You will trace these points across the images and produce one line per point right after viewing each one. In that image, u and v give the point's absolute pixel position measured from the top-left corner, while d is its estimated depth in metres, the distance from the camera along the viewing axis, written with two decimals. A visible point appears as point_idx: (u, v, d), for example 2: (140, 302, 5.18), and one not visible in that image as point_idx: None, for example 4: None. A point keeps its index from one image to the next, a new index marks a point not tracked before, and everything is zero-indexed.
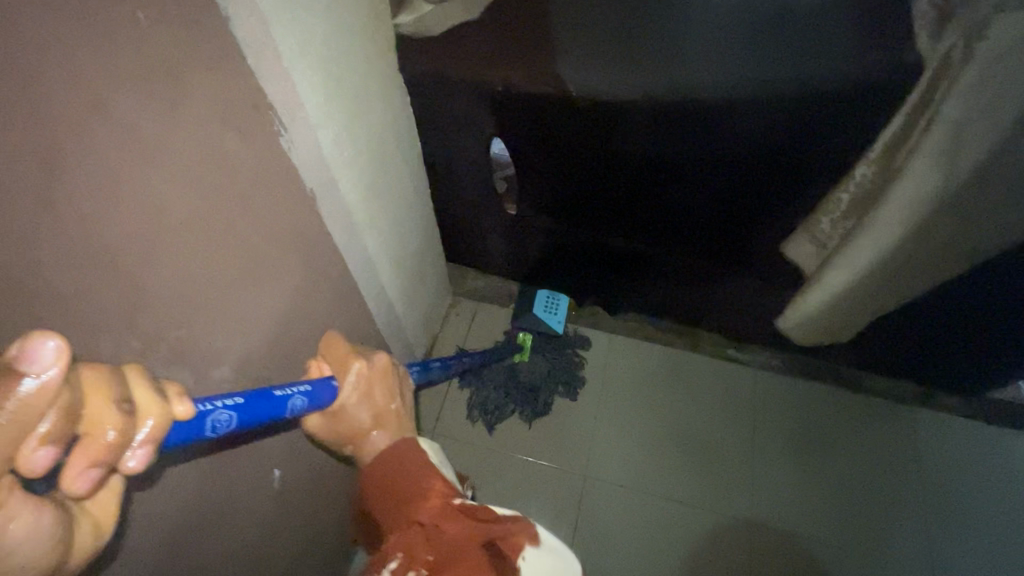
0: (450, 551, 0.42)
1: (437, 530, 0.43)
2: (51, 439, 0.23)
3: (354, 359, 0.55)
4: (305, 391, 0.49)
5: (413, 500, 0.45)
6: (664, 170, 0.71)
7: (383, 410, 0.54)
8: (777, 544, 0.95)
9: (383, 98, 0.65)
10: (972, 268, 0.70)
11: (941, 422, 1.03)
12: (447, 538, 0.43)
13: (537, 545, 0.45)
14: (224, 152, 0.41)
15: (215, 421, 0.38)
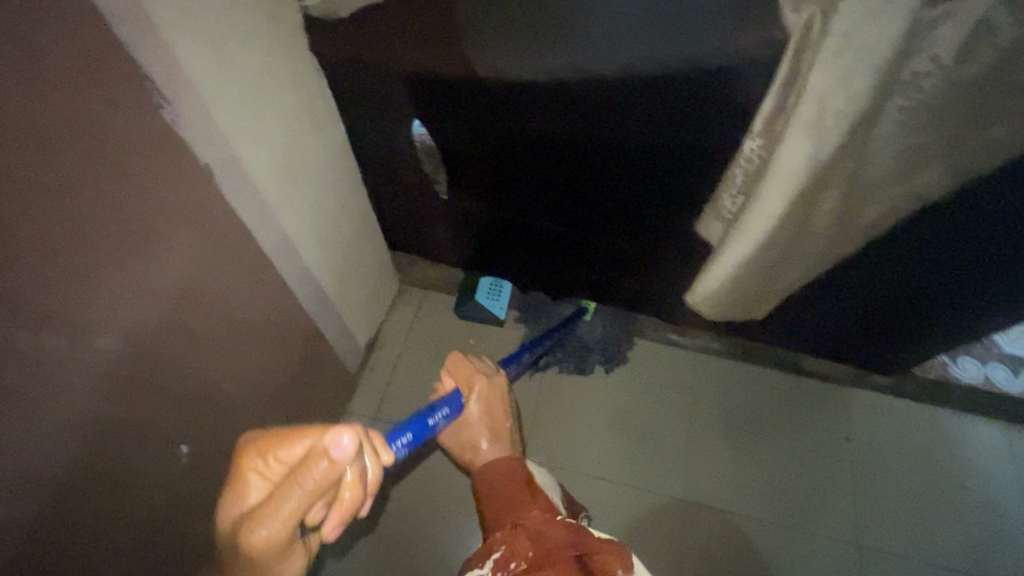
0: (547, 552, 0.46)
1: (539, 533, 0.49)
2: None
3: (477, 378, 0.72)
4: (446, 413, 0.63)
5: (523, 505, 0.54)
6: (575, 149, 0.72)
7: (497, 424, 0.70)
8: (709, 521, 0.97)
9: (292, 77, 0.66)
10: (875, 241, 0.73)
11: (871, 401, 1.06)
12: (547, 541, 0.48)
13: (629, 573, 0.48)
14: (92, 119, 0.42)
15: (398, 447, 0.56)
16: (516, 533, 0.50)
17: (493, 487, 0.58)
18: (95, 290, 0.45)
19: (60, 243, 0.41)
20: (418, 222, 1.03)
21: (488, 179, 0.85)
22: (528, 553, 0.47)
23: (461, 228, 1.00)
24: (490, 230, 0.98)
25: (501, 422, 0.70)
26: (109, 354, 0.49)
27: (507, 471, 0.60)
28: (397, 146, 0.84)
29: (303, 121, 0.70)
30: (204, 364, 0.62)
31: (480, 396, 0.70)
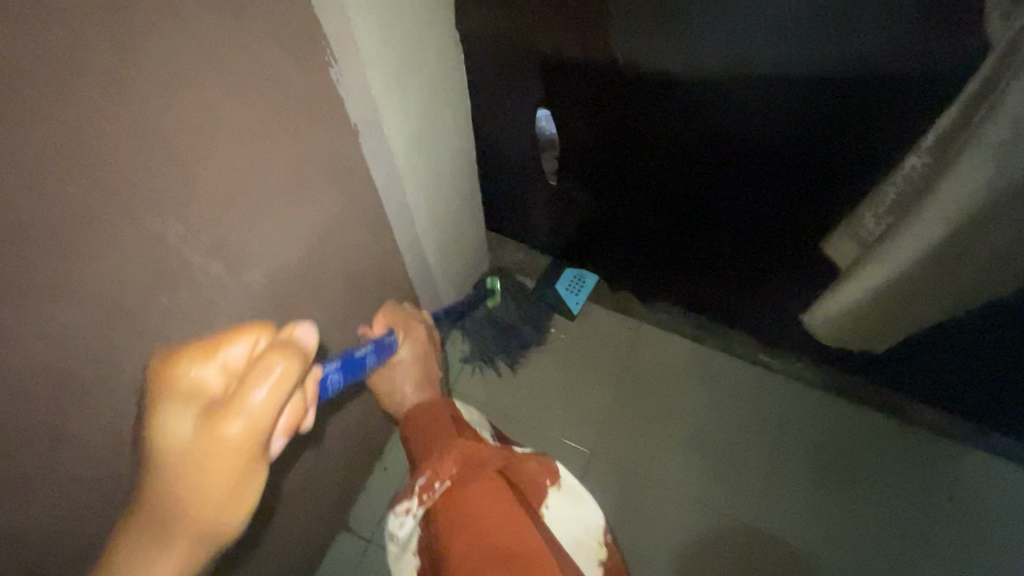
0: (476, 459, 0.53)
1: (464, 449, 0.54)
2: None
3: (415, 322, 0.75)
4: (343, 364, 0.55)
5: (447, 435, 0.57)
6: (705, 149, 0.70)
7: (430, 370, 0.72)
8: (778, 556, 0.92)
9: (437, 51, 0.68)
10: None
11: (984, 463, 0.95)
12: (473, 452, 0.54)
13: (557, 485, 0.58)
14: (277, 71, 0.45)
15: (320, 353, 0.46)
16: (445, 455, 0.54)
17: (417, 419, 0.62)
18: (253, 228, 0.49)
19: (234, 182, 0.45)
20: (520, 205, 1.03)
21: (605, 171, 0.84)
22: (452, 471, 0.52)
23: (563, 217, 1.00)
24: (592, 221, 0.97)
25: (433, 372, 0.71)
26: (253, 290, 0.53)
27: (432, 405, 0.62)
28: (515, 127, 0.85)
29: (440, 92, 0.72)
30: (322, 313, 0.66)
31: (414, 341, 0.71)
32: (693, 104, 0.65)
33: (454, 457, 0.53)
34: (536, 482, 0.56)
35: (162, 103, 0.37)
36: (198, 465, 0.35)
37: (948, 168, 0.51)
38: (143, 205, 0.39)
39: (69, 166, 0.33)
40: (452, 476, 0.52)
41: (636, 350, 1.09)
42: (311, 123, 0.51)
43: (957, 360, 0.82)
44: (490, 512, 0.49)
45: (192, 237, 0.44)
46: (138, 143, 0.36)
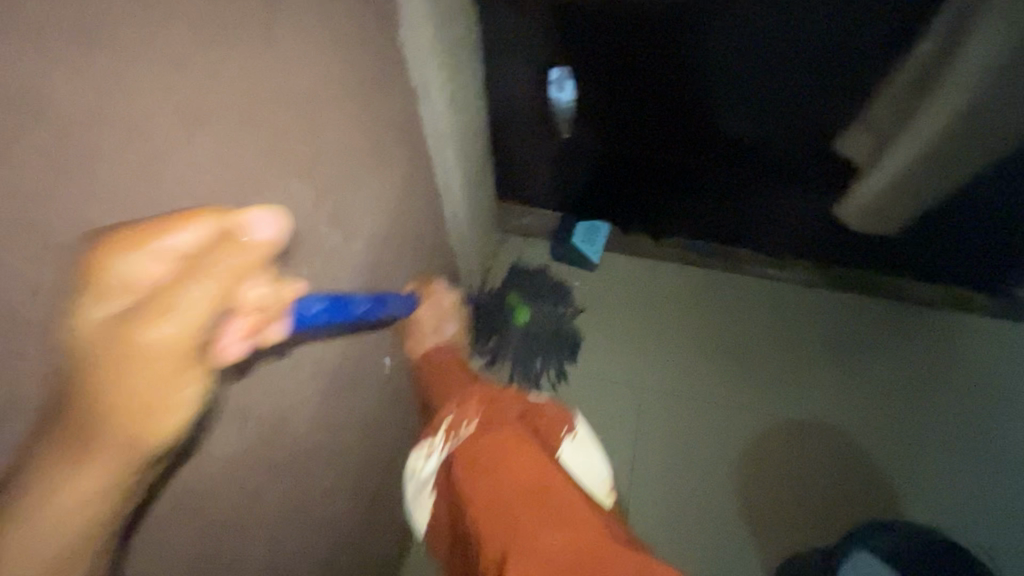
0: (518, 450, 0.54)
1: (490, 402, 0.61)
2: (241, 338, 0.34)
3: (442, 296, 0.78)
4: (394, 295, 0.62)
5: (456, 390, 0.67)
6: (725, 74, 0.75)
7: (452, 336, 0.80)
8: (824, 439, 1.02)
9: (462, 10, 0.69)
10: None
11: (975, 323, 1.08)
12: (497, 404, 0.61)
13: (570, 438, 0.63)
14: (362, 31, 0.46)
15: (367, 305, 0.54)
16: (484, 426, 0.58)
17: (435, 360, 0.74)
18: (353, 195, 0.50)
19: (341, 146, 0.46)
20: (528, 164, 1.05)
21: (624, 113, 0.87)
22: (480, 416, 0.60)
23: (571, 169, 1.03)
24: (606, 169, 1.00)
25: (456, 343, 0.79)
26: (356, 258, 0.53)
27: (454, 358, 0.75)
28: (527, 83, 0.86)
29: (465, 50, 0.73)
30: (397, 283, 0.66)
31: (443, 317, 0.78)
32: (715, 29, 0.70)
33: (511, 430, 0.57)
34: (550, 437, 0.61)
35: (294, 65, 0.37)
36: (148, 401, 0.27)
37: (965, 38, 0.58)
38: (285, 173, 0.38)
39: (238, 127, 0.33)
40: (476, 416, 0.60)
41: (659, 286, 1.15)
42: (383, 85, 0.52)
43: (948, 232, 0.93)
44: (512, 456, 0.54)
45: (318, 202, 0.44)
46: (282, 106, 0.37)
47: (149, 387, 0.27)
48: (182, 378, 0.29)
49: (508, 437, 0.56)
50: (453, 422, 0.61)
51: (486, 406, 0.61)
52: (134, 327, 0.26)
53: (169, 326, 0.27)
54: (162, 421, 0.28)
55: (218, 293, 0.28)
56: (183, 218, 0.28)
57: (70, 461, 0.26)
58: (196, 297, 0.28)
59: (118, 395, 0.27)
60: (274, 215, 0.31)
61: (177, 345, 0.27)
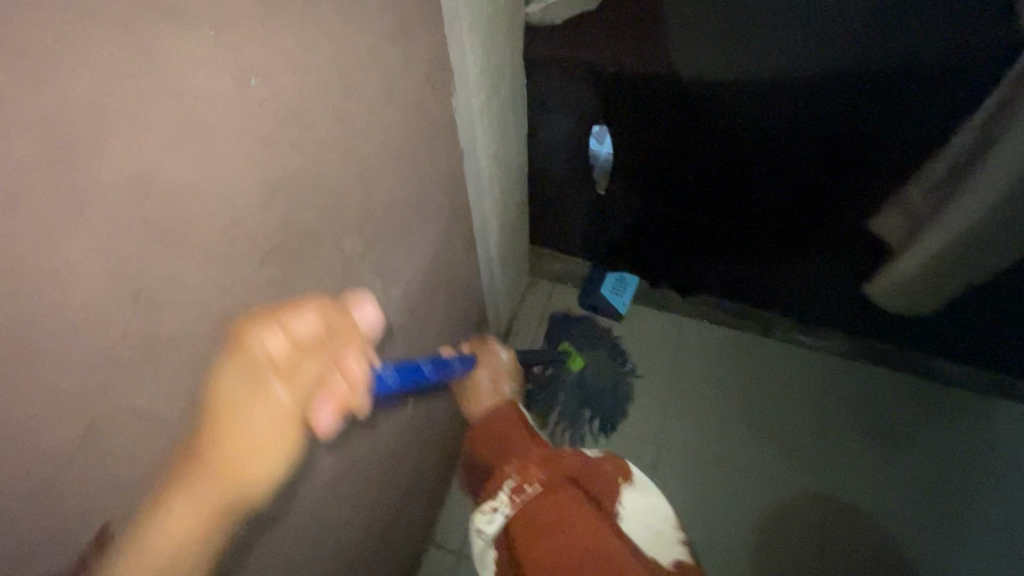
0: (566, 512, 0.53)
1: (556, 458, 0.60)
2: (332, 412, 0.39)
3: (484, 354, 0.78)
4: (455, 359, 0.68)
5: (512, 437, 0.64)
6: (759, 149, 0.78)
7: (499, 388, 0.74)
8: (850, 520, 0.98)
9: (512, 77, 0.75)
10: None
11: (1018, 414, 1.04)
12: (564, 462, 0.60)
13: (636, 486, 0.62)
14: (420, 103, 0.51)
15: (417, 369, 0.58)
16: (536, 481, 0.57)
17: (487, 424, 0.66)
18: (398, 246, 0.53)
19: (393, 205, 0.50)
20: (563, 215, 1.09)
21: (657, 175, 0.90)
22: (542, 472, 0.58)
23: (605, 223, 1.06)
24: (637, 227, 1.03)
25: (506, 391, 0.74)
26: (394, 304, 0.56)
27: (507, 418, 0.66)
28: (568, 142, 0.91)
29: (511, 110, 0.78)
30: (429, 326, 0.70)
31: (487, 367, 0.76)
32: (751, 108, 0.73)
33: (539, 458, 0.60)
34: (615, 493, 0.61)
35: (360, 136, 0.42)
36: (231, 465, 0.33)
37: (1002, 134, 0.59)
38: (342, 229, 0.43)
39: (307, 192, 0.37)
40: (540, 479, 0.57)
41: (685, 343, 1.15)
42: (435, 148, 0.57)
43: (987, 317, 0.91)
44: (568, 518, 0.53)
45: (368, 255, 0.48)
46: (346, 173, 0.41)
47: (255, 437, 0.34)
48: (284, 440, 0.36)
49: (572, 499, 0.55)
50: (516, 484, 0.58)
51: (548, 472, 0.58)
52: (260, 387, 0.34)
53: (284, 390, 0.35)
54: (251, 480, 0.34)
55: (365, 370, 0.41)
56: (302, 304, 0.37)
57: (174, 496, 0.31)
58: (299, 394, 0.36)
59: (242, 437, 0.33)
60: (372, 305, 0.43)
61: (282, 410, 0.35)
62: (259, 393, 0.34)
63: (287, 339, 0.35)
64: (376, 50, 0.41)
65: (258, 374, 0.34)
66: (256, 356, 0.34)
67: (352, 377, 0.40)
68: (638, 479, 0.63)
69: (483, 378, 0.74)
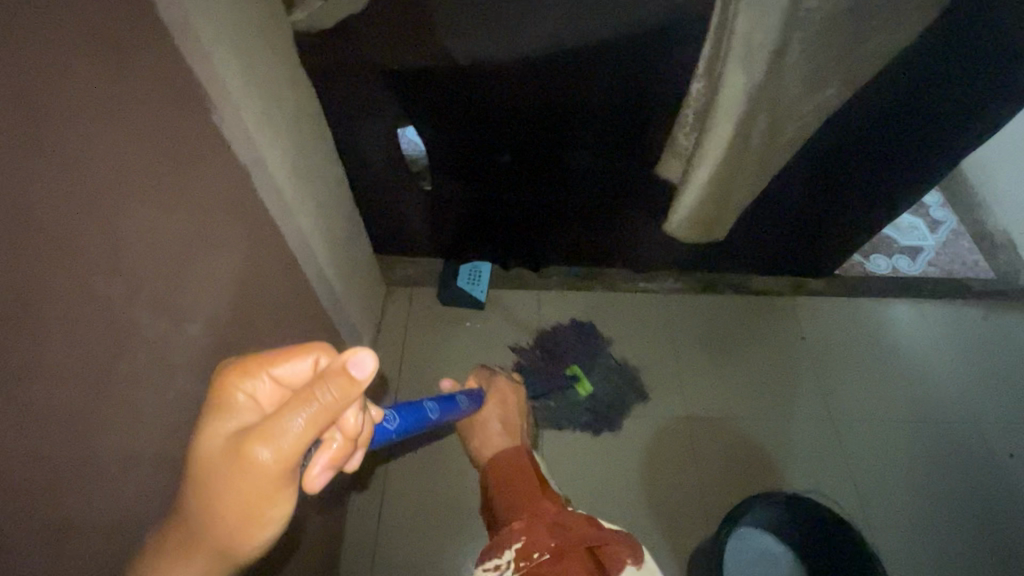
0: None
1: (569, 539, 0.60)
2: (325, 468, 0.46)
3: (493, 381, 0.95)
4: (460, 397, 0.82)
5: (523, 499, 0.70)
6: (551, 118, 0.84)
7: (508, 420, 0.90)
8: (712, 429, 1.10)
9: (293, 86, 0.72)
10: (812, 145, 0.89)
11: (816, 304, 1.25)
12: (573, 535, 0.61)
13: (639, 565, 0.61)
14: (169, 120, 0.47)
15: (424, 410, 0.71)
16: (539, 527, 0.63)
17: (501, 463, 0.77)
18: (184, 280, 0.49)
19: (163, 236, 0.46)
20: (401, 218, 1.08)
21: (474, 160, 0.93)
22: (551, 540, 0.61)
23: (442, 217, 1.08)
24: (472, 214, 1.06)
25: (515, 424, 0.89)
26: (199, 342, 0.51)
27: (508, 448, 0.81)
28: (381, 144, 0.90)
29: (303, 121, 0.76)
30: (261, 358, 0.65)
31: (495, 398, 0.92)
32: (531, 81, 0.78)
33: (547, 526, 0.63)
34: (618, 564, 0.60)
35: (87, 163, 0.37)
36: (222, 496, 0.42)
37: (720, 81, 0.69)
38: (90, 270, 0.37)
39: (21, 230, 0.32)
40: (549, 546, 0.60)
41: (547, 314, 1.20)
42: (208, 168, 0.53)
43: (768, 229, 1.09)
44: None
45: (139, 295, 0.43)
46: (78, 208, 0.36)
47: (252, 492, 0.42)
48: (280, 493, 0.43)
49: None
50: (522, 548, 0.60)
51: (555, 537, 0.61)
52: (245, 452, 0.40)
53: (265, 452, 0.40)
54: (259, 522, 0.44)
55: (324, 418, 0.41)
56: (302, 353, 0.46)
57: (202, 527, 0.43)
58: (286, 461, 0.40)
59: (234, 488, 0.42)
60: (370, 357, 0.41)
61: (269, 475, 0.41)
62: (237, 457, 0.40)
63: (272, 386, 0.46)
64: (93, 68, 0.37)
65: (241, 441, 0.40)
66: (235, 415, 0.44)
67: (346, 430, 0.46)
68: (644, 563, 0.61)
69: (491, 410, 0.90)
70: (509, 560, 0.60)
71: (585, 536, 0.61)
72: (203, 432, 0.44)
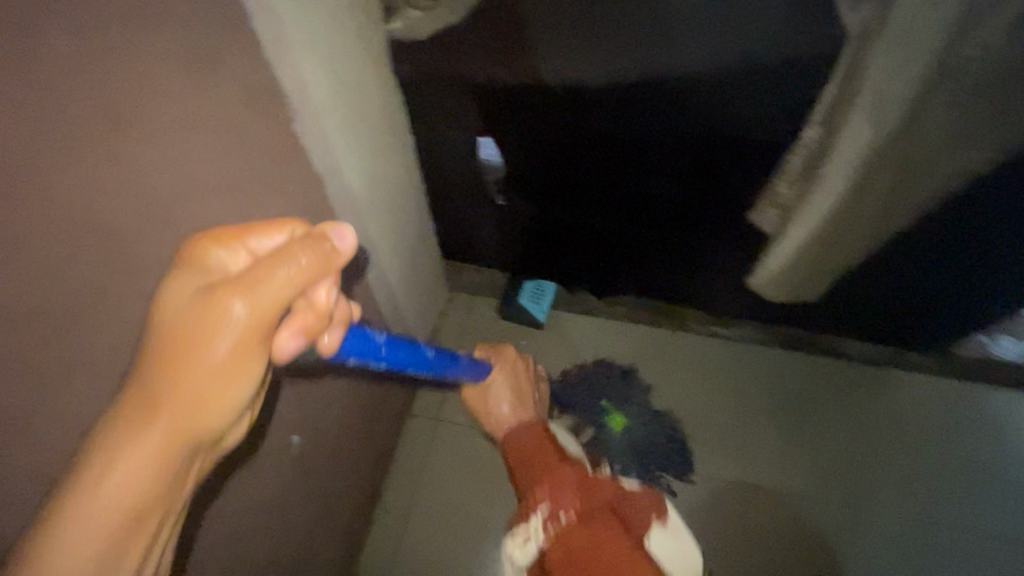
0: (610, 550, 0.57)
1: (590, 492, 0.65)
2: (295, 338, 0.41)
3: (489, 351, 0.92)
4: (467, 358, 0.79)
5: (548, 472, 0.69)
6: (638, 149, 0.78)
7: (521, 388, 0.89)
8: (767, 502, 1.00)
9: (382, 95, 0.72)
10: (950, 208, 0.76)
11: (920, 383, 1.08)
12: (599, 494, 0.65)
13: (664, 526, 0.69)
14: (247, 129, 0.48)
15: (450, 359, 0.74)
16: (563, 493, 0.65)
17: (521, 445, 0.77)
18: None
19: (224, 242, 0.47)
20: (473, 228, 1.07)
21: (551, 182, 0.89)
22: (577, 502, 0.64)
23: (513, 233, 1.05)
24: (543, 234, 1.02)
25: (524, 390, 0.89)
26: None
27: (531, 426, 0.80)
28: (460, 154, 0.89)
29: (388, 133, 0.76)
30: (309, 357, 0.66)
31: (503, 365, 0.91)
32: (621, 109, 0.73)
33: (575, 489, 0.65)
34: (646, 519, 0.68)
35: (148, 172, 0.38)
36: (195, 388, 0.36)
37: (838, 129, 0.61)
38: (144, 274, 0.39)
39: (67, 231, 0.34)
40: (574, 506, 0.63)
41: (607, 345, 1.14)
42: (280, 175, 0.54)
43: (877, 294, 0.95)
44: (605, 548, 0.57)
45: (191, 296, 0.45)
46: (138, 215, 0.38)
47: (216, 365, 0.36)
48: (252, 362, 0.38)
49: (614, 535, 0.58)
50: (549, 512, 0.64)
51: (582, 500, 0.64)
52: (220, 305, 0.35)
53: (240, 302, 0.35)
54: (213, 416, 0.37)
55: (302, 274, 0.38)
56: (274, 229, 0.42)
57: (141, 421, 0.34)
58: (268, 307, 0.36)
59: (193, 358, 0.35)
60: (348, 229, 0.44)
61: (233, 343, 0.36)
62: (213, 313, 0.35)
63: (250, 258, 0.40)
64: (178, 84, 0.38)
65: (217, 286, 0.36)
66: (200, 274, 0.38)
67: (317, 305, 0.41)
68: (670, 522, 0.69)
69: (501, 380, 0.88)
70: (539, 527, 0.63)
71: (622, 491, 0.68)
72: (166, 291, 0.37)
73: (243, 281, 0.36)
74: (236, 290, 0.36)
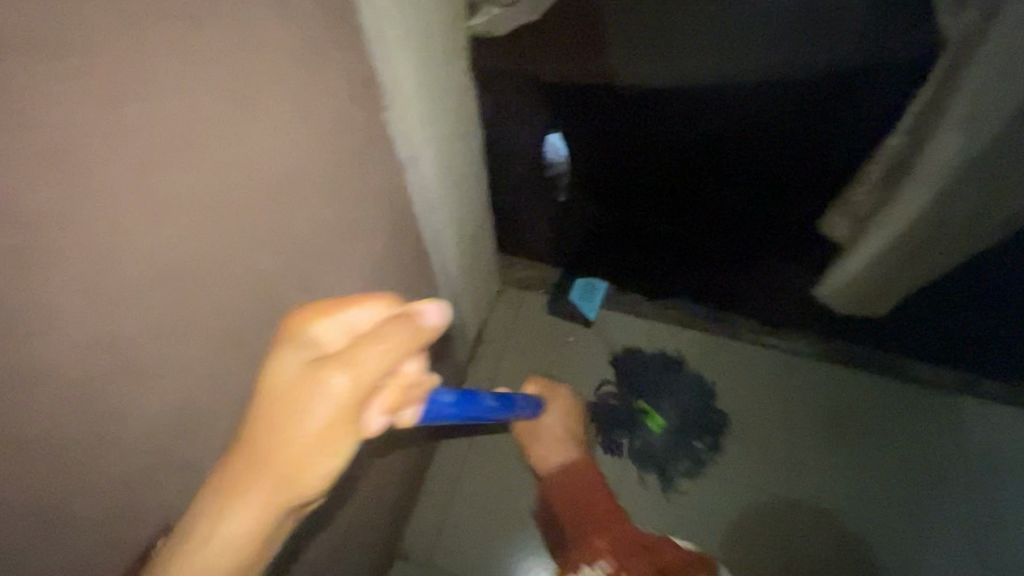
0: None
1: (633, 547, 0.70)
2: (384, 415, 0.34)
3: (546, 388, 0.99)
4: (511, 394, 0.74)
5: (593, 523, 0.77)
6: (710, 155, 0.78)
7: (568, 426, 0.94)
8: (817, 522, 0.98)
9: (457, 86, 0.73)
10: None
11: (989, 411, 1.03)
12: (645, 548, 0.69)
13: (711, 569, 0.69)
14: (341, 116, 0.49)
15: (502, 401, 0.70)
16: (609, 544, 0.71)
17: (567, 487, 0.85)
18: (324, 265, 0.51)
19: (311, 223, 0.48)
20: (527, 221, 1.08)
21: (614, 183, 0.90)
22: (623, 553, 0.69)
23: (569, 230, 1.07)
24: (599, 233, 1.02)
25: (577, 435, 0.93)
26: None
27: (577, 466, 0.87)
28: (526, 150, 0.89)
29: (462, 121, 0.76)
30: None
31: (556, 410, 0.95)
32: (695, 114, 0.75)
33: (626, 543, 0.71)
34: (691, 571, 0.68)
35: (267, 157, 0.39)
36: (292, 463, 0.30)
37: (929, 141, 0.60)
38: None
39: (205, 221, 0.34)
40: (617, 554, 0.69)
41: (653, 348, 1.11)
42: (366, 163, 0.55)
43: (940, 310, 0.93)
44: None
45: None
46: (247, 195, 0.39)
47: (310, 443, 0.30)
48: (343, 441, 0.32)
49: None
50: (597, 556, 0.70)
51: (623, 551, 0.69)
52: (320, 378, 0.31)
53: (341, 376, 0.31)
54: (307, 486, 0.31)
55: (400, 345, 0.34)
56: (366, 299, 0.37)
57: (231, 500, 0.29)
58: (360, 393, 0.31)
59: (289, 431, 0.30)
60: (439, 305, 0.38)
61: (327, 421, 0.31)
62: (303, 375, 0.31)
63: (348, 334, 0.35)
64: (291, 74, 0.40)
65: (314, 364, 0.31)
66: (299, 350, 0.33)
67: (404, 378, 0.35)
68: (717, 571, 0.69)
69: (553, 419, 0.94)
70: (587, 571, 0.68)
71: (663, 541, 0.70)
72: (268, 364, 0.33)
73: (337, 359, 0.31)
74: (333, 364, 0.31)
